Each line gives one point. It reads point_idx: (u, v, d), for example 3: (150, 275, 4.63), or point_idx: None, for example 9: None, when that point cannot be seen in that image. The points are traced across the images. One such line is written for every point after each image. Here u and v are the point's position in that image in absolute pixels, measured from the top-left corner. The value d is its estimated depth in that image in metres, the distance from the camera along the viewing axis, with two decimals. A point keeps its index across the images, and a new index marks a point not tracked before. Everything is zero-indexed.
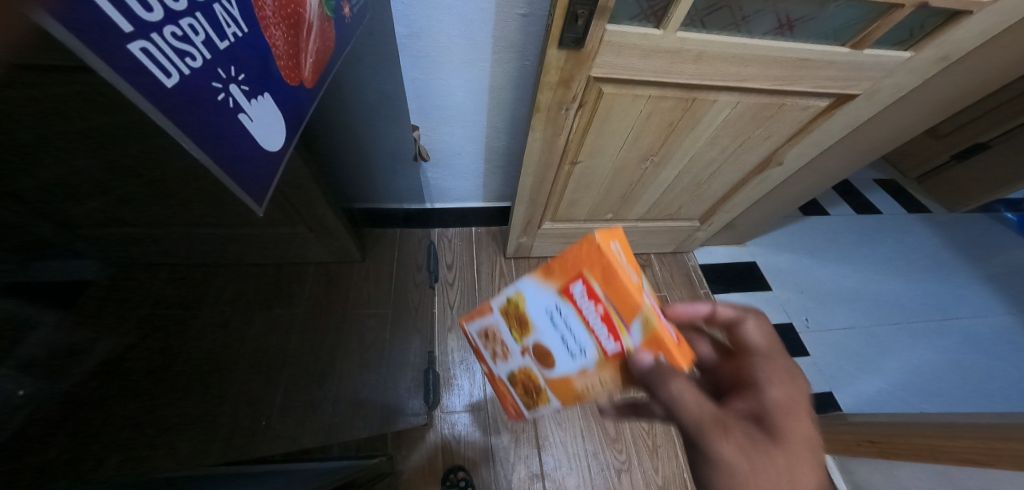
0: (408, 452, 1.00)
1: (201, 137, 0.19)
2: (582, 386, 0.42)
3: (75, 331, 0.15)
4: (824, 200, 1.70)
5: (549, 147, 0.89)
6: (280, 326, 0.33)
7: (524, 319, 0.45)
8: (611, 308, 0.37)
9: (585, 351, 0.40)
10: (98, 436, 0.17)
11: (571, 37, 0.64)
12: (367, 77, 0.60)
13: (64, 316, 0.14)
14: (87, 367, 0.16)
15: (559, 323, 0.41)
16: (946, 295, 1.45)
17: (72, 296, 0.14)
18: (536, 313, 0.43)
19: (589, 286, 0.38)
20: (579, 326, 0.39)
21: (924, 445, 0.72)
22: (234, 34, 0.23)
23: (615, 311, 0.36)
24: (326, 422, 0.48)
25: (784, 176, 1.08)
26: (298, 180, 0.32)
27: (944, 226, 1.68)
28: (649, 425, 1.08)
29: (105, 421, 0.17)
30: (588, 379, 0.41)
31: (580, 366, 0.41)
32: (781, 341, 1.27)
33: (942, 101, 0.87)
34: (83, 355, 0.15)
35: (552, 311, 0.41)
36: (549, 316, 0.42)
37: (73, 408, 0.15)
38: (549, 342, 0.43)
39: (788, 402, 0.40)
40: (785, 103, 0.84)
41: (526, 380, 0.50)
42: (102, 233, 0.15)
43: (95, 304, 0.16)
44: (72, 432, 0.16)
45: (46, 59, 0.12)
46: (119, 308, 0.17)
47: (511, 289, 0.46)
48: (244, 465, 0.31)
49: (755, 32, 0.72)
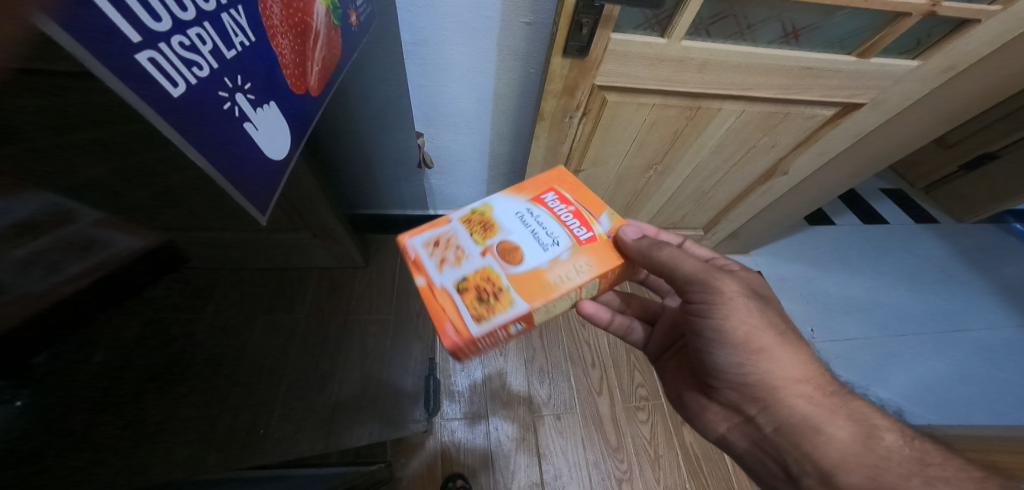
0: (407, 459, 0.98)
1: (206, 147, 0.19)
2: (555, 278, 0.48)
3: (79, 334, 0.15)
4: (829, 210, 1.68)
5: (553, 155, 0.90)
6: (282, 330, 0.32)
7: (492, 224, 0.53)
8: (581, 208, 0.55)
9: (558, 241, 0.51)
10: (101, 440, 0.17)
11: (575, 46, 0.65)
12: (372, 85, 0.60)
13: (71, 317, 0.14)
14: (95, 370, 0.16)
15: (529, 222, 0.53)
16: (953, 306, 1.43)
17: (75, 298, 0.14)
18: (506, 215, 0.54)
19: (559, 195, 0.57)
20: (551, 222, 0.53)
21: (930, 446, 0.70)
22: (241, 43, 0.23)
23: (582, 208, 0.55)
24: (327, 428, 0.47)
25: (790, 185, 1.07)
26: (303, 185, 0.32)
27: (953, 236, 1.66)
28: (651, 435, 1.06)
29: (107, 426, 0.17)
30: (561, 266, 0.49)
31: (552, 255, 0.50)
32: None
33: (949, 111, 0.87)
34: (90, 361, 0.15)
35: (524, 211, 0.54)
36: (519, 216, 0.54)
37: (62, 413, 0.15)
38: (518, 237, 0.51)
39: (736, 291, 0.50)
40: (790, 112, 0.84)
41: (479, 282, 0.47)
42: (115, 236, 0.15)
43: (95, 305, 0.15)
44: (60, 437, 0.15)
45: (38, 66, 0.12)
46: (130, 309, 0.17)
47: (478, 204, 0.56)
48: (239, 470, 0.30)
49: (760, 42, 0.73)
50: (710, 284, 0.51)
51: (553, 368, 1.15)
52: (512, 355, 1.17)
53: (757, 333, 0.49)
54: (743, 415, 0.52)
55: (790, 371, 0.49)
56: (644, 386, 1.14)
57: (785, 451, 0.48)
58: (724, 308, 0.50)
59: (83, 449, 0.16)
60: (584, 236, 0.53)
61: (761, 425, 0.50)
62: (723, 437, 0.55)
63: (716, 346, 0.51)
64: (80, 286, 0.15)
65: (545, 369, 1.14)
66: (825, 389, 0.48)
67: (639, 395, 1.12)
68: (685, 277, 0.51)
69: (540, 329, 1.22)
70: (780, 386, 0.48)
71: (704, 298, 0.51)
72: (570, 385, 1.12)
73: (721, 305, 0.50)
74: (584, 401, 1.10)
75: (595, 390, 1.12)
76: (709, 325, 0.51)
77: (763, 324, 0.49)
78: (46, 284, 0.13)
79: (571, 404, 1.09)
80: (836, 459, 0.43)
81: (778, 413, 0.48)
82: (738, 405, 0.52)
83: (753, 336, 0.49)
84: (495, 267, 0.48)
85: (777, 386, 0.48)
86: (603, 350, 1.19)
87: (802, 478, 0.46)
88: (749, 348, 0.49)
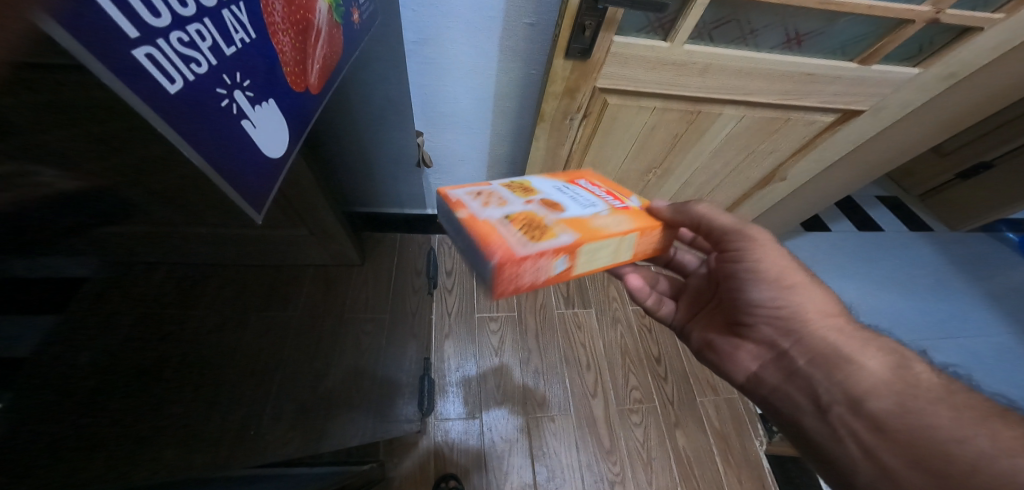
0: (400, 459, 0.98)
1: (201, 144, 0.19)
2: (601, 223, 0.40)
3: (66, 340, 0.15)
4: (825, 216, 1.70)
5: (553, 157, 0.90)
6: (276, 328, 0.32)
7: (524, 185, 0.44)
8: (612, 189, 0.50)
9: (596, 203, 0.43)
10: (85, 445, 0.16)
11: (578, 48, 0.65)
12: (373, 83, 0.60)
13: (59, 312, 0.14)
14: (81, 373, 0.15)
15: (568, 191, 0.45)
16: (945, 312, 1.45)
17: (63, 298, 0.14)
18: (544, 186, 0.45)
19: (590, 182, 0.50)
20: (585, 192, 0.46)
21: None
22: (241, 40, 0.22)
23: (613, 188, 0.50)
24: (317, 429, 0.47)
25: (788, 191, 1.08)
26: (300, 182, 0.32)
27: (946, 244, 1.68)
28: (644, 437, 1.07)
29: (92, 431, 0.16)
30: (603, 218, 0.40)
31: (592, 210, 0.41)
32: None
33: (945, 120, 0.88)
34: (76, 366, 0.15)
35: (562, 185, 0.46)
36: (557, 187, 0.45)
37: (54, 416, 0.15)
38: (557, 198, 0.42)
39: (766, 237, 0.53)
40: (790, 117, 0.84)
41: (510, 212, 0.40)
42: (107, 235, 0.15)
43: (83, 303, 0.15)
44: (41, 438, 0.15)
45: (38, 63, 0.11)
46: (117, 308, 0.17)
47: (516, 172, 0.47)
48: (227, 473, 0.30)
49: (763, 47, 0.73)
50: (744, 231, 0.52)
51: (548, 369, 1.15)
52: (507, 355, 1.16)
53: (789, 271, 0.50)
54: (776, 350, 0.51)
55: (818, 306, 0.49)
56: (639, 388, 1.14)
57: (817, 382, 0.46)
58: (758, 251, 0.51)
59: (66, 456, 0.16)
60: (616, 205, 0.46)
61: (794, 357, 0.49)
62: (756, 374, 0.53)
63: (749, 281, 0.52)
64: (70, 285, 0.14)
65: (540, 370, 1.14)
66: (847, 330, 0.47)
67: (633, 398, 1.12)
68: (716, 225, 0.52)
69: (535, 330, 1.22)
70: (812, 317, 0.49)
71: (738, 245, 0.52)
72: (565, 387, 1.12)
73: (754, 249, 0.51)
74: (578, 403, 1.10)
75: (589, 392, 1.12)
76: (745, 265, 0.52)
77: (794, 264, 0.51)
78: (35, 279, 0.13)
79: (566, 406, 1.09)
80: (867, 386, 0.42)
81: (812, 344, 0.48)
82: (773, 340, 0.51)
83: (786, 272, 0.50)
84: (539, 211, 0.38)
85: (807, 316, 0.49)
86: (599, 352, 1.20)
87: (832, 407, 0.44)
88: (781, 282, 0.50)
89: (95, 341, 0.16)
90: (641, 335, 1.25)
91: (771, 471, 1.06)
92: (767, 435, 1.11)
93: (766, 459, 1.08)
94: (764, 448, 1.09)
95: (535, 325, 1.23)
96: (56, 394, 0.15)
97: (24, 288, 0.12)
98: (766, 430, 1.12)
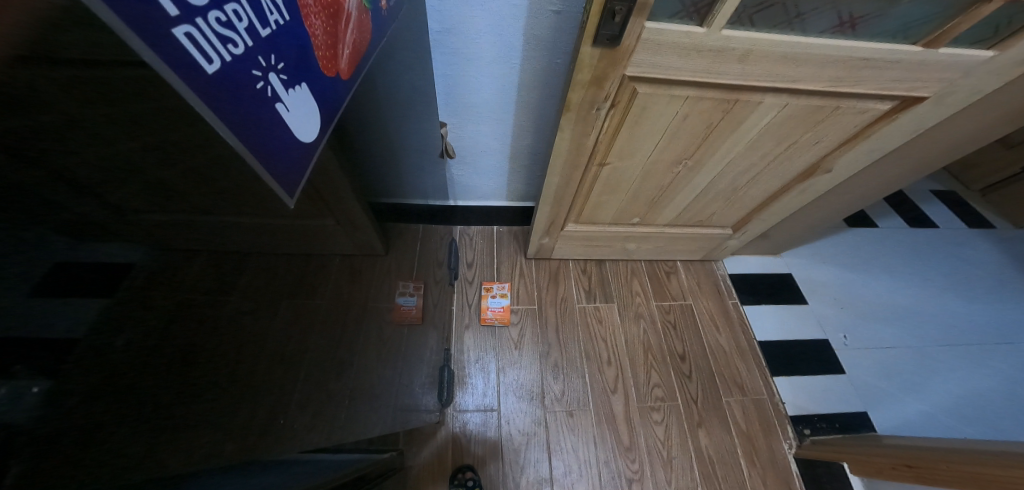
0: (418, 448, 1.00)
1: (236, 125, 0.19)
2: None
3: (115, 326, 0.15)
4: (870, 212, 1.59)
5: (578, 148, 0.87)
6: (304, 317, 0.33)
7: None
8: None
9: None
10: (123, 435, 0.16)
11: (606, 34, 0.62)
12: (399, 73, 0.60)
13: (110, 296, 0.14)
14: (129, 355, 0.16)
15: None
16: (1006, 318, 1.33)
17: (114, 278, 0.14)
18: None
19: None
20: None
21: (965, 473, 0.67)
22: (276, 22, 0.23)
23: None
24: (340, 418, 0.47)
25: (831, 185, 1.01)
26: (328, 169, 0.33)
27: (1010, 243, 1.54)
28: (664, 436, 1.04)
29: (129, 419, 0.17)
30: None
31: None
32: (781, 292, 1.33)
33: (1017, 106, 0.80)
34: (127, 346, 0.15)
35: None
36: None
37: (106, 400, 0.15)
38: None
39: None
40: (839, 106, 0.79)
41: None
42: (147, 219, 0.15)
43: (132, 288, 0.15)
44: (107, 426, 0.15)
45: (73, 54, 0.12)
46: (163, 291, 0.17)
47: None
48: (251, 460, 0.30)
49: (811, 31, 0.67)
50: None
51: (568, 364, 1.14)
52: (527, 349, 1.16)
53: None
54: None
55: None
56: (660, 386, 1.12)
57: None
58: None
59: (114, 439, 0.16)
60: None
61: None
62: None
63: None
64: (118, 269, 0.15)
65: (559, 365, 1.13)
66: None
67: (654, 396, 1.10)
68: None
69: (556, 323, 1.21)
70: None
71: None
72: (584, 382, 1.11)
73: None
74: (597, 399, 1.09)
75: (609, 389, 1.10)
76: None
77: None
78: (90, 261, 0.13)
79: (584, 402, 1.08)
80: None
81: None
82: None
83: None
84: None
85: None
86: (620, 348, 1.18)
87: None
88: None
89: (142, 327, 0.16)
90: (665, 332, 1.22)
91: (801, 477, 1.01)
92: (798, 439, 1.06)
93: (796, 464, 1.03)
94: (794, 453, 1.04)
95: (556, 318, 1.22)
96: (110, 374, 0.15)
97: (82, 269, 0.13)
98: (797, 433, 1.07)
